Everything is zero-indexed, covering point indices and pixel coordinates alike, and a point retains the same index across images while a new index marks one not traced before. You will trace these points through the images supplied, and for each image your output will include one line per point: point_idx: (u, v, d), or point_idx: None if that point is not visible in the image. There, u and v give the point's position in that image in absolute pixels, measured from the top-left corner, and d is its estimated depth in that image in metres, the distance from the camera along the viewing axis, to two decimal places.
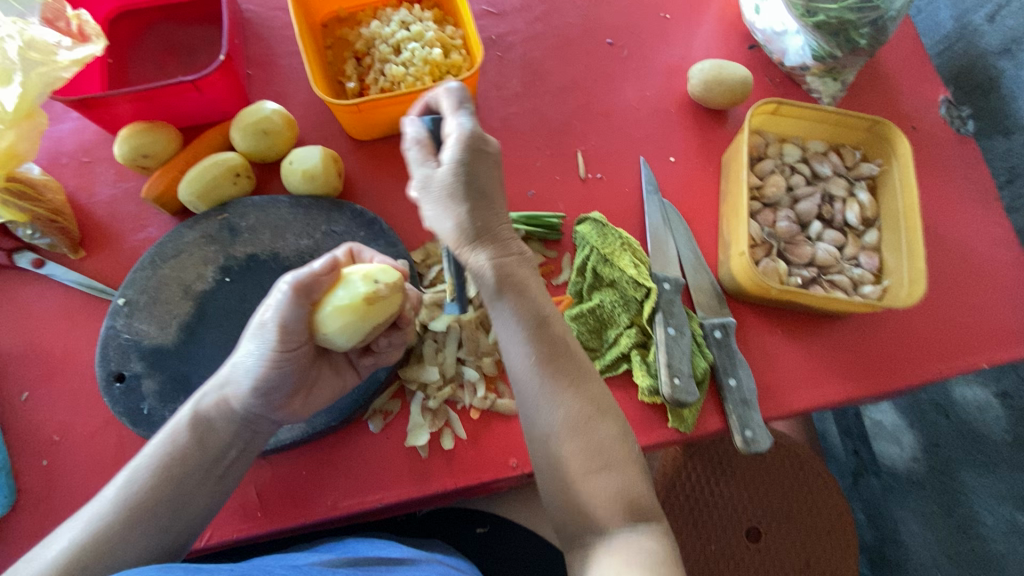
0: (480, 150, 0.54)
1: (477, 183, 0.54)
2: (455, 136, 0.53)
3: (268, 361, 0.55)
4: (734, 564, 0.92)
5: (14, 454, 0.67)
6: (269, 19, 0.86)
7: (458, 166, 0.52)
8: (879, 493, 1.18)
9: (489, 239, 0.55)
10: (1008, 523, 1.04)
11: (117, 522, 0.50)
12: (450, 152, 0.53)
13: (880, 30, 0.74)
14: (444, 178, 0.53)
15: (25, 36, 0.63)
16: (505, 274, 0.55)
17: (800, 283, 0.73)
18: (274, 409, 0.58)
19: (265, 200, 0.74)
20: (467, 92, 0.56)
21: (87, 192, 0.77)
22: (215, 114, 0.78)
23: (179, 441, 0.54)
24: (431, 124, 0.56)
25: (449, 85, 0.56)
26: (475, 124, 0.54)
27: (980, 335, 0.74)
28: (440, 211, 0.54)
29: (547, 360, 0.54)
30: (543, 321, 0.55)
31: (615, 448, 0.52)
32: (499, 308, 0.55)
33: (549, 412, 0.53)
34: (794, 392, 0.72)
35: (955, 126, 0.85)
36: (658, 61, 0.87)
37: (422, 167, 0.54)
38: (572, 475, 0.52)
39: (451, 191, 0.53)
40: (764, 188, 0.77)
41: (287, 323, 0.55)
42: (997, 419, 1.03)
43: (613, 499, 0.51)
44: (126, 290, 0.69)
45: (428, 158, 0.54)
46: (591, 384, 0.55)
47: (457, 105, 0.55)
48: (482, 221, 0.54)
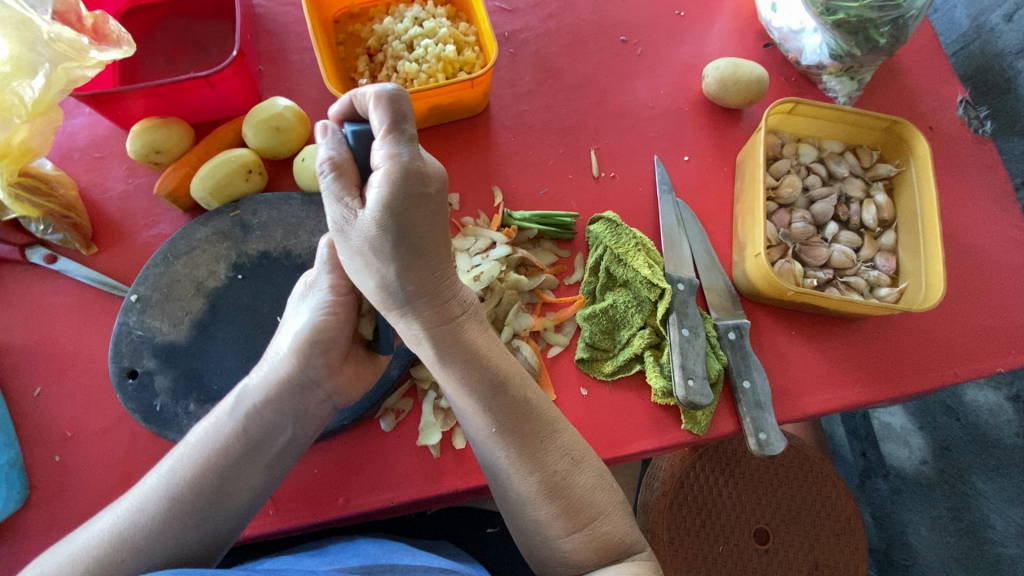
0: (412, 191, 0.47)
1: (409, 236, 0.48)
2: (381, 175, 0.46)
3: (322, 311, 0.58)
4: (742, 567, 0.92)
5: (26, 450, 0.67)
6: (280, 14, 0.85)
7: (384, 212, 0.46)
8: (888, 495, 1.20)
9: (430, 300, 0.52)
10: (1018, 526, 1.00)
11: (163, 508, 0.51)
12: (376, 197, 0.46)
13: (900, 29, 0.73)
14: (364, 229, 0.48)
15: (57, 32, 0.63)
16: (443, 342, 0.54)
17: (816, 284, 0.73)
18: (323, 370, 0.59)
19: (277, 196, 0.73)
20: (401, 101, 0.47)
21: (99, 187, 0.77)
22: (227, 110, 0.78)
23: (222, 430, 0.55)
24: (357, 142, 0.49)
25: (382, 93, 0.46)
26: (411, 158, 0.47)
27: (996, 340, 0.74)
28: (360, 264, 0.50)
29: (508, 423, 0.54)
30: (499, 384, 0.54)
31: (590, 497, 0.55)
32: (444, 371, 0.55)
33: (518, 472, 0.54)
34: (808, 395, 0.71)
35: (973, 127, 0.83)
36: (672, 58, 0.86)
37: (340, 206, 0.49)
38: (547, 528, 0.54)
39: (374, 241, 0.48)
40: (780, 188, 0.76)
41: (332, 267, 0.59)
42: (1008, 421, 1.01)
43: (589, 545, 0.54)
44: (139, 287, 0.69)
45: (348, 192, 0.48)
46: (557, 437, 0.56)
47: (389, 126, 0.47)
48: (412, 286, 0.51)
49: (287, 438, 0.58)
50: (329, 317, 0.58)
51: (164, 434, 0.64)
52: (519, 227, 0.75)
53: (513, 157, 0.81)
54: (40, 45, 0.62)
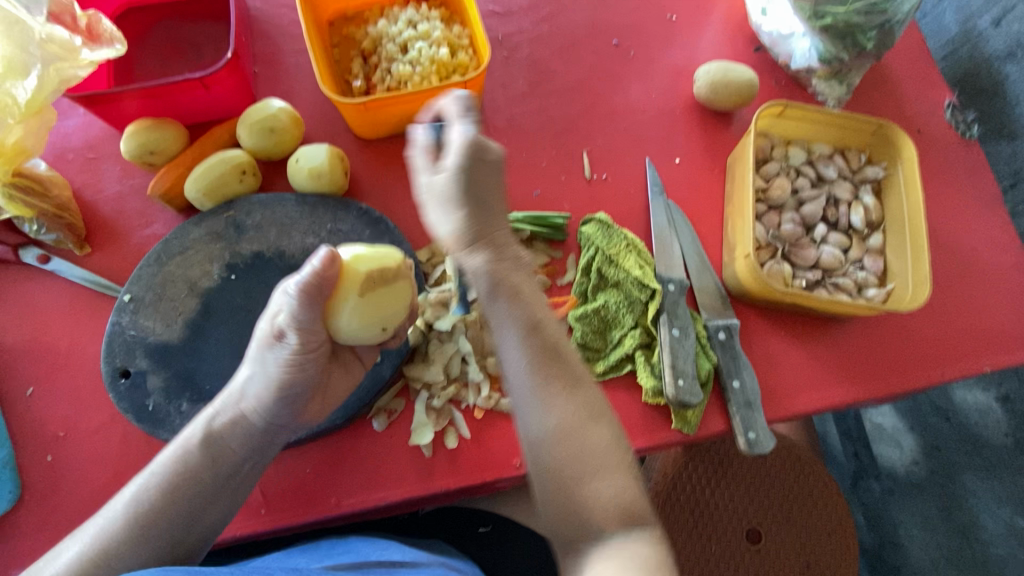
0: (484, 157, 0.55)
1: (480, 194, 0.55)
2: (459, 142, 0.53)
3: (286, 366, 0.57)
4: (734, 566, 0.93)
5: (18, 449, 0.67)
6: (275, 17, 0.86)
7: (461, 175, 0.53)
8: (879, 496, 1.18)
9: (488, 241, 0.56)
10: (1007, 526, 1.05)
11: (126, 533, 0.53)
12: (455, 159, 0.53)
13: (887, 33, 0.75)
14: (448, 183, 0.54)
15: (49, 32, 0.64)
16: (497, 278, 0.55)
17: (804, 285, 0.74)
18: (290, 415, 0.60)
19: (270, 197, 0.74)
20: (474, 99, 0.56)
21: (93, 188, 0.77)
22: (222, 111, 0.78)
23: (190, 457, 0.56)
24: (440, 132, 0.57)
25: (456, 93, 0.56)
26: (478, 132, 0.54)
27: (983, 340, 0.74)
28: (441, 217, 0.56)
29: (542, 361, 0.55)
30: (536, 324, 0.55)
31: (608, 455, 0.53)
32: (493, 307, 0.55)
33: (542, 412, 0.54)
34: (796, 395, 0.72)
35: (960, 130, 0.85)
36: (664, 62, 0.87)
37: (427, 175, 0.56)
38: (565, 481, 0.52)
39: (451, 195, 0.55)
40: (769, 190, 0.77)
41: (301, 324, 0.56)
42: (997, 423, 1.03)
43: (607, 506, 0.51)
44: (132, 287, 0.70)
45: (431, 163, 0.57)
46: (585, 390, 0.55)
47: (465, 111, 0.56)
48: (480, 232, 0.56)
49: (250, 468, 0.59)
50: (303, 366, 0.58)
51: (156, 434, 0.65)
52: (512, 229, 0.76)
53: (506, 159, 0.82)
54: (32, 46, 0.63)
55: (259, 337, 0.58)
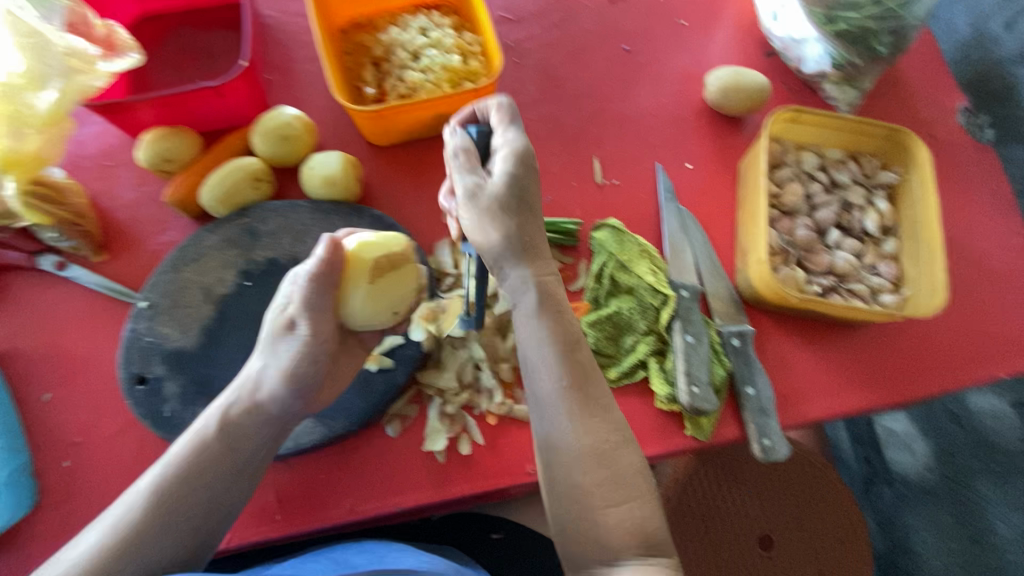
0: (529, 164, 0.55)
1: (524, 199, 0.56)
2: (508, 150, 0.54)
3: (299, 354, 0.59)
4: (748, 573, 0.92)
5: (36, 455, 0.68)
6: (288, 25, 0.86)
7: (510, 179, 0.54)
8: (891, 502, 1.17)
9: (532, 260, 0.57)
10: (1020, 531, 1.04)
11: (147, 518, 0.53)
12: (504, 165, 0.54)
13: (901, 39, 0.75)
14: (497, 188, 0.54)
15: (70, 46, 0.64)
16: (543, 294, 0.57)
17: (818, 291, 0.73)
18: (304, 406, 0.61)
19: (284, 204, 0.74)
20: (515, 106, 0.57)
21: (109, 195, 0.78)
22: (236, 119, 0.79)
23: (208, 442, 0.57)
24: (479, 137, 0.57)
25: (501, 102, 0.57)
26: (525, 139, 0.56)
27: (999, 345, 0.74)
28: (484, 223, 0.55)
29: (574, 383, 0.56)
30: (573, 344, 0.57)
31: (631, 479, 0.54)
32: (533, 324, 0.57)
33: (575, 434, 0.54)
34: (811, 401, 0.71)
35: (974, 134, 0.84)
36: (674, 67, 0.87)
37: (471, 175, 0.55)
38: (589, 499, 0.53)
39: (501, 203, 0.54)
40: (782, 196, 0.77)
41: (311, 308, 0.59)
42: (1010, 428, 1.05)
43: (626, 526, 0.52)
44: (148, 293, 0.70)
45: (475, 168, 0.55)
46: (613, 412, 0.56)
47: (508, 120, 0.56)
48: (525, 241, 0.56)
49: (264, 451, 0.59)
50: (314, 358, 0.59)
51: (173, 440, 0.65)
52: None
53: None
54: (53, 60, 0.63)
55: (271, 326, 0.60)
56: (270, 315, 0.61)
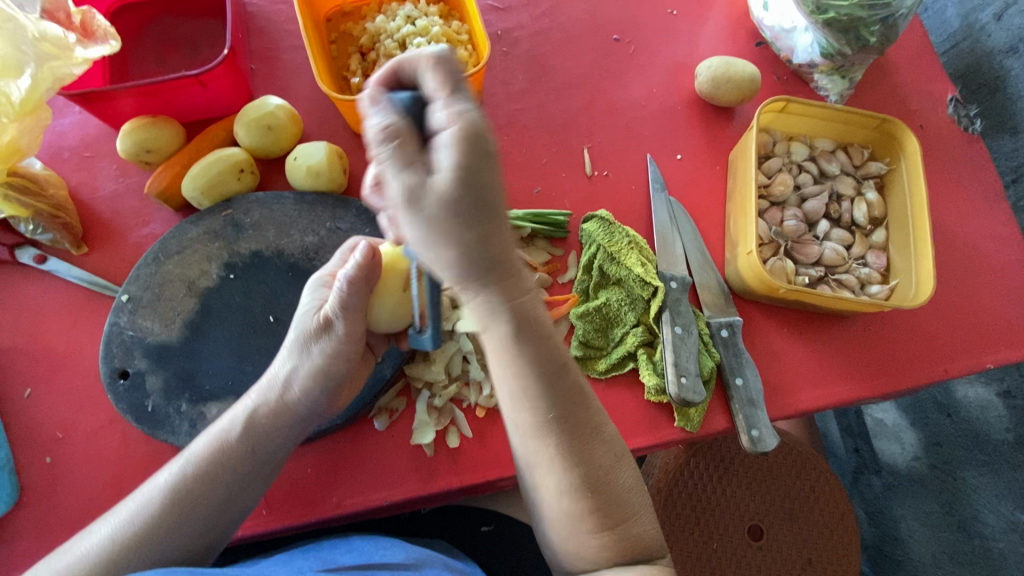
0: (486, 148, 0.37)
1: (487, 201, 0.39)
2: (452, 130, 0.36)
3: (329, 354, 0.59)
4: (736, 564, 0.92)
5: (16, 452, 0.67)
6: (272, 13, 0.85)
7: (461, 176, 0.37)
8: (880, 491, 1.21)
9: (504, 281, 0.44)
10: (1008, 522, 1.02)
11: (163, 517, 0.53)
12: (448, 154, 0.36)
13: (891, 28, 0.74)
14: (441, 191, 0.37)
15: (42, 30, 0.63)
16: (523, 322, 0.47)
17: (807, 282, 0.73)
18: (328, 405, 0.61)
19: (269, 196, 0.73)
20: (458, 59, 0.39)
21: (89, 187, 0.77)
22: (218, 108, 0.77)
23: (228, 442, 0.56)
24: (405, 106, 0.38)
25: (437, 55, 0.39)
26: (475, 109, 0.38)
27: (986, 336, 0.74)
28: (432, 241, 0.40)
29: (562, 411, 0.52)
30: (561, 369, 0.51)
31: (626, 497, 0.54)
32: (509, 358, 0.49)
33: (565, 466, 0.52)
34: (799, 392, 0.71)
35: (963, 125, 0.84)
36: (664, 57, 0.86)
37: (405, 172, 0.37)
38: (578, 523, 0.53)
39: (453, 210, 0.38)
40: (772, 186, 0.76)
41: (346, 308, 0.59)
42: (998, 418, 1.02)
43: (617, 545, 0.53)
44: (130, 287, 0.69)
45: (410, 159, 0.37)
46: (605, 431, 0.55)
47: (450, 87, 0.38)
48: (491, 258, 0.42)
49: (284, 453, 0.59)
50: (344, 353, 0.60)
51: (156, 435, 0.64)
52: (513, 226, 0.75)
53: (506, 156, 0.81)
54: (25, 44, 0.62)
55: (302, 327, 0.60)
56: (303, 315, 0.61)
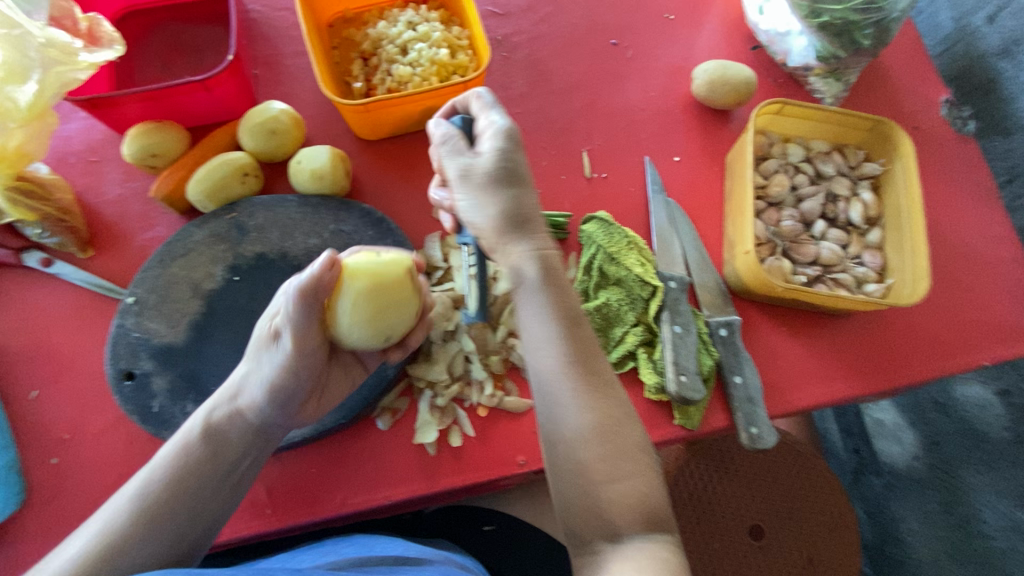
0: (516, 140, 0.57)
1: (515, 171, 0.56)
2: (493, 130, 0.56)
3: (280, 368, 0.59)
4: (738, 563, 0.93)
5: (23, 453, 0.67)
6: (275, 19, 0.86)
7: (498, 154, 0.56)
8: (880, 491, 1.22)
9: (529, 236, 0.57)
10: (1009, 520, 1.01)
11: (133, 522, 0.52)
12: (490, 143, 0.56)
13: (884, 31, 0.75)
14: (486, 165, 0.55)
15: (48, 36, 0.64)
16: (539, 269, 0.56)
17: (804, 281, 0.74)
18: (288, 418, 0.61)
19: (273, 199, 0.74)
20: (492, 92, 0.59)
21: (95, 191, 0.78)
22: (222, 113, 0.79)
23: (191, 449, 0.57)
24: (462, 125, 0.60)
25: (480, 94, 0.59)
26: (509, 120, 0.57)
27: (982, 333, 0.75)
28: (477, 201, 0.57)
29: (576, 357, 0.54)
30: (574, 320, 0.56)
31: (635, 454, 0.53)
32: (533, 299, 0.56)
33: (578, 407, 0.53)
34: (798, 390, 0.72)
35: (956, 126, 0.85)
36: (661, 61, 0.88)
37: (458, 157, 0.57)
38: (591, 478, 0.51)
39: (492, 178, 0.56)
40: (768, 187, 0.77)
41: (294, 323, 0.58)
42: (998, 417, 1.01)
43: (631, 503, 0.51)
44: (136, 289, 0.70)
45: (462, 150, 0.57)
46: (618, 387, 0.56)
47: (487, 107, 0.59)
48: (518, 212, 0.56)
49: (250, 463, 0.59)
50: (297, 363, 0.59)
51: (162, 435, 0.65)
52: None
53: None
54: (32, 50, 0.63)
55: (258, 341, 0.61)
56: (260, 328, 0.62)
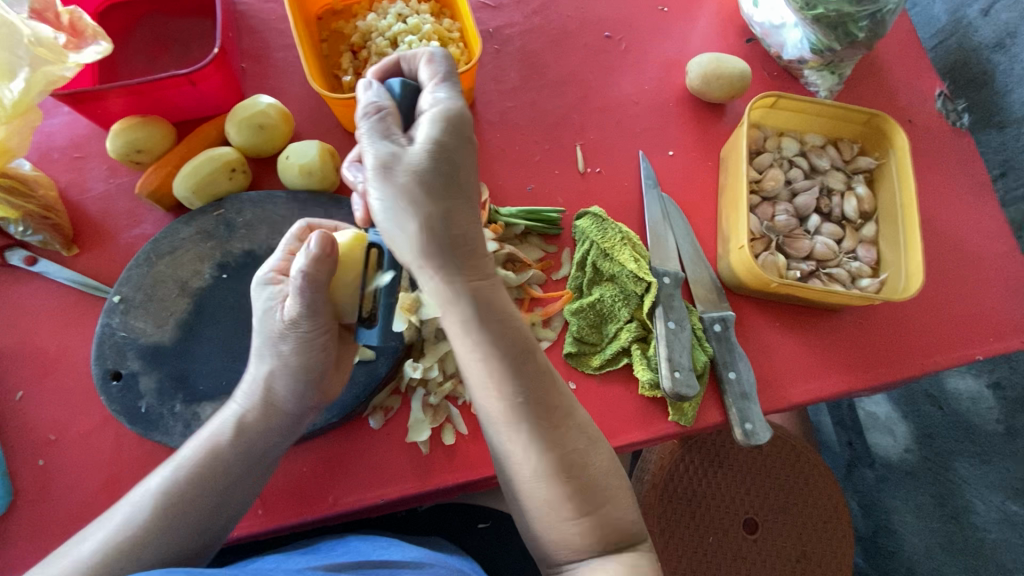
0: (465, 134, 0.49)
1: (454, 174, 0.48)
2: (434, 114, 0.47)
3: (300, 346, 0.57)
4: (732, 557, 0.93)
5: (9, 454, 0.66)
6: (263, 11, 0.84)
7: (435, 149, 0.47)
8: (873, 484, 1.20)
9: (465, 262, 0.49)
10: (1000, 512, 1.04)
11: (163, 518, 0.53)
12: (429, 131, 0.47)
13: (879, 23, 0.74)
14: (416, 158, 0.46)
15: (36, 33, 0.63)
16: (482, 302, 0.50)
17: (799, 276, 0.74)
18: (317, 396, 0.60)
19: (261, 195, 0.73)
20: (451, 60, 0.51)
21: (79, 187, 0.76)
22: (209, 108, 0.77)
23: (220, 446, 0.56)
24: (402, 95, 0.50)
25: (433, 54, 0.51)
26: (456, 100, 0.49)
27: (975, 327, 0.75)
28: (400, 205, 0.47)
29: (529, 397, 0.52)
30: (525, 353, 0.52)
31: (606, 480, 0.55)
32: (470, 337, 0.50)
33: (538, 451, 0.52)
34: (792, 385, 0.72)
35: (951, 119, 0.85)
36: (656, 54, 0.87)
37: (384, 142, 0.47)
38: (559, 510, 0.53)
39: (420, 177, 0.46)
40: (763, 181, 0.77)
41: (307, 306, 0.54)
42: (988, 409, 1.04)
43: (599, 530, 0.53)
44: (122, 287, 0.69)
45: (391, 132, 0.48)
46: (576, 417, 0.55)
47: (438, 79, 0.50)
48: (453, 233, 0.48)
49: (279, 450, 0.59)
50: (313, 343, 0.57)
51: (150, 436, 0.64)
52: (506, 223, 0.75)
53: (498, 153, 0.81)
54: (20, 48, 0.62)
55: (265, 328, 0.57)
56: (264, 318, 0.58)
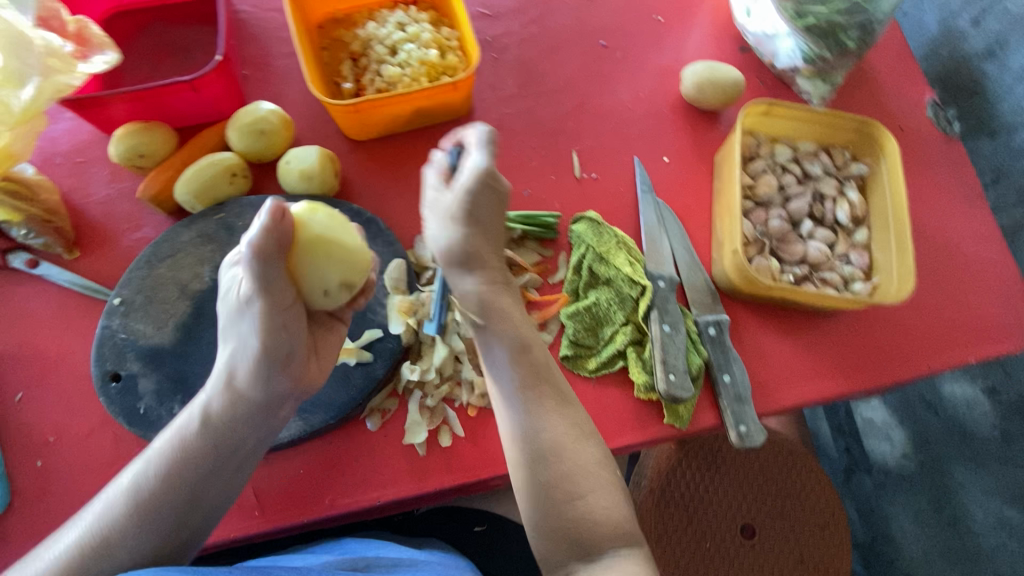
0: (491, 189, 0.52)
1: (477, 216, 0.53)
2: (464, 171, 0.51)
3: (264, 328, 0.55)
4: (729, 561, 0.93)
5: (8, 455, 0.67)
6: (264, 20, 0.86)
7: (464, 196, 0.51)
8: (871, 490, 1.22)
9: (477, 270, 0.56)
10: (997, 517, 1.03)
11: (128, 517, 0.52)
12: (461, 182, 0.51)
13: (869, 32, 0.76)
14: (446, 205, 0.52)
15: (47, 43, 0.64)
16: (487, 301, 0.56)
17: (792, 280, 0.75)
18: (290, 380, 0.58)
19: (261, 199, 0.74)
20: (496, 135, 0.52)
21: (81, 192, 0.77)
22: (210, 114, 0.78)
23: (188, 438, 0.56)
24: (458, 154, 0.54)
25: (481, 129, 0.53)
26: (490, 164, 0.51)
27: (967, 331, 0.76)
28: (434, 233, 0.54)
29: (526, 383, 0.56)
30: (523, 346, 0.57)
31: (591, 472, 0.54)
32: (478, 330, 0.57)
33: (529, 435, 0.55)
34: (786, 389, 0.73)
35: (942, 127, 0.86)
36: (651, 62, 0.88)
37: (434, 186, 0.54)
38: (551, 496, 0.54)
39: (450, 217, 0.52)
40: (756, 187, 0.78)
41: (263, 280, 0.52)
42: (984, 414, 1.02)
43: (591, 520, 0.53)
44: (122, 290, 0.69)
45: (440, 181, 0.54)
46: (569, 411, 0.57)
47: (480, 144, 0.52)
48: (472, 253, 0.54)
49: (257, 440, 0.58)
50: (279, 329, 0.55)
51: (148, 437, 0.65)
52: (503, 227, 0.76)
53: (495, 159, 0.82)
54: (32, 56, 0.63)
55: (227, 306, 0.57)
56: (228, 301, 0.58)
